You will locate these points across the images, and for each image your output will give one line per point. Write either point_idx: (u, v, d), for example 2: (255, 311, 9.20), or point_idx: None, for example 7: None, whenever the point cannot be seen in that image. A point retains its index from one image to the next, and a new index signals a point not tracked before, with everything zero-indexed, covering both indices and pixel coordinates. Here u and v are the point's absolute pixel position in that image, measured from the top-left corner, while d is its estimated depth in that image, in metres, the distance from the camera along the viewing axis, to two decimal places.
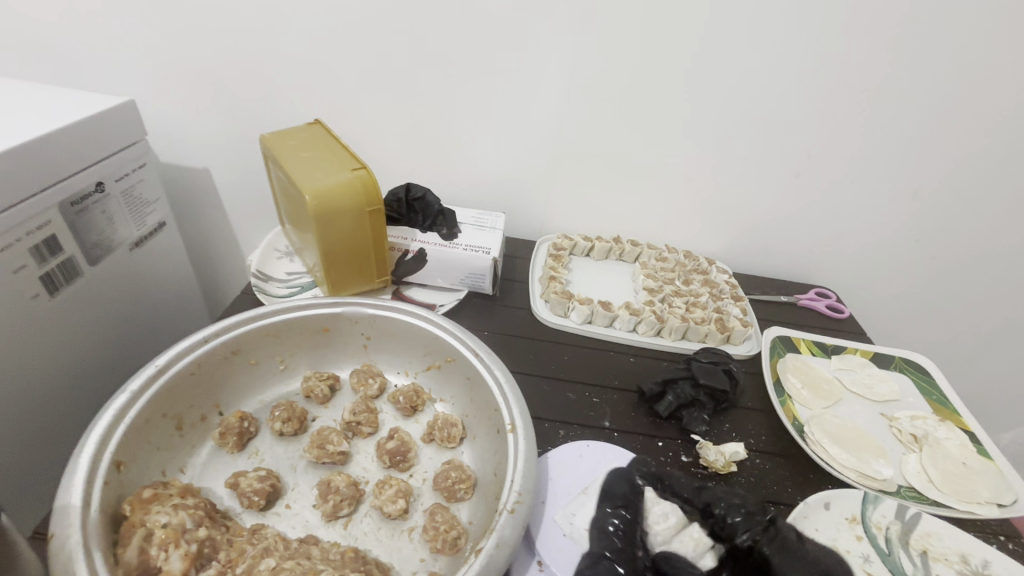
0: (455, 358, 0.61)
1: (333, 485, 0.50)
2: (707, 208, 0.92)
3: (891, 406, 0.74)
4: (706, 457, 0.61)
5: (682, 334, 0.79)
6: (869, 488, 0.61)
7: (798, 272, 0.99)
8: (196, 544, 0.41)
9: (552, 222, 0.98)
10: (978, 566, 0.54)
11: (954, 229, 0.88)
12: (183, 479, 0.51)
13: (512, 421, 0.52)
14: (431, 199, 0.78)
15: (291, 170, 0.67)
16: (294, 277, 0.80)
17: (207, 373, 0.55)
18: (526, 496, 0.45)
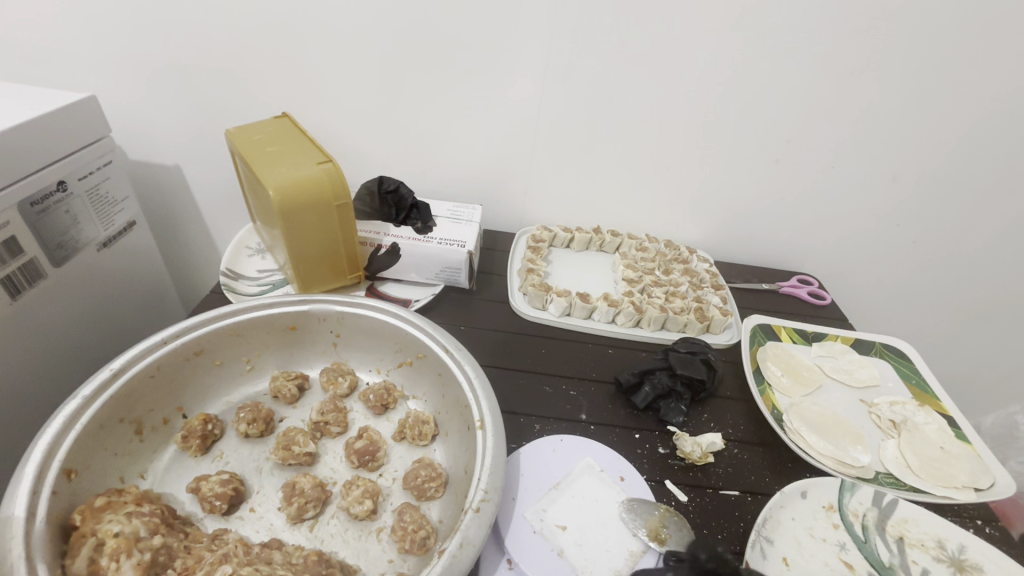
0: (426, 354, 0.60)
1: (298, 487, 0.49)
2: (688, 196, 0.91)
3: (870, 391, 0.74)
4: (683, 449, 0.60)
5: (661, 324, 0.78)
6: (846, 475, 0.61)
7: (780, 259, 0.99)
8: (151, 553, 0.40)
9: (531, 213, 0.96)
10: (955, 551, 0.54)
11: (934, 214, 0.88)
12: (144, 485, 0.49)
13: (482, 417, 0.51)
14: (404, 192, 0.78)
15: (255, 164, 0.65)
16: (266, 275, 0.78)
17: (168, 375, 0.53)
18: (492, 494, 0.44)
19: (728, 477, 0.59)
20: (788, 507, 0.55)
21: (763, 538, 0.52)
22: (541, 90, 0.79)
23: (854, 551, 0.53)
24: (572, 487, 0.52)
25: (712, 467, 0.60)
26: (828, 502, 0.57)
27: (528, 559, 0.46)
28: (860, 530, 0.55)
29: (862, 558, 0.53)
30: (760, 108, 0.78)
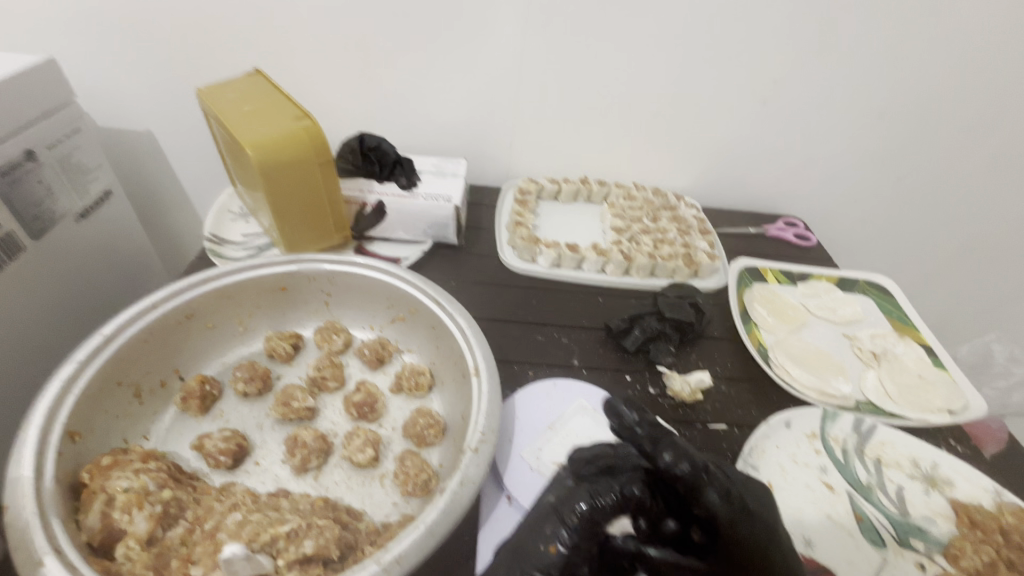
0: (418, 308, 0.60)
1: (300, 440, 0.50)
2: (676, 143, 0.90)
3: (853, 326, 0.76)
4: (672, 387, 0.62)
5: (650, 271, 0.79)
6: (828, 405, 0.63)
7: (767, 203, 0.99)
8: (161, 505, 0.41)
9: (517, 166, 0.95)
10: (928, 469, 0.57)
11: (917, 149, 0.89)
12: (147, 445, 0.50)
13: (476, 364, 0.52)
14: (386, 148, 0.75)
15: (230, 124, 0.63)
16: (251, 239, 0.77)
17: (161, 338, 0.53)
18: (490, 435, 0.46)
19: (716, 411, 0.61)
20: (772, 437, 0.58)
21: (748, 465, 0.55)
22: (522, 38, 0.77)
23: (834, 474, 0.56)
24: (566, 426, 0.54)
25: (701, 404, 0.62)
26: (810, 431, 0.59)
27: (526, 495, 0.48)
28: (840, 455, 0.58)
29: (842, 479, 0.56)
30: (747, 48, 0.77)
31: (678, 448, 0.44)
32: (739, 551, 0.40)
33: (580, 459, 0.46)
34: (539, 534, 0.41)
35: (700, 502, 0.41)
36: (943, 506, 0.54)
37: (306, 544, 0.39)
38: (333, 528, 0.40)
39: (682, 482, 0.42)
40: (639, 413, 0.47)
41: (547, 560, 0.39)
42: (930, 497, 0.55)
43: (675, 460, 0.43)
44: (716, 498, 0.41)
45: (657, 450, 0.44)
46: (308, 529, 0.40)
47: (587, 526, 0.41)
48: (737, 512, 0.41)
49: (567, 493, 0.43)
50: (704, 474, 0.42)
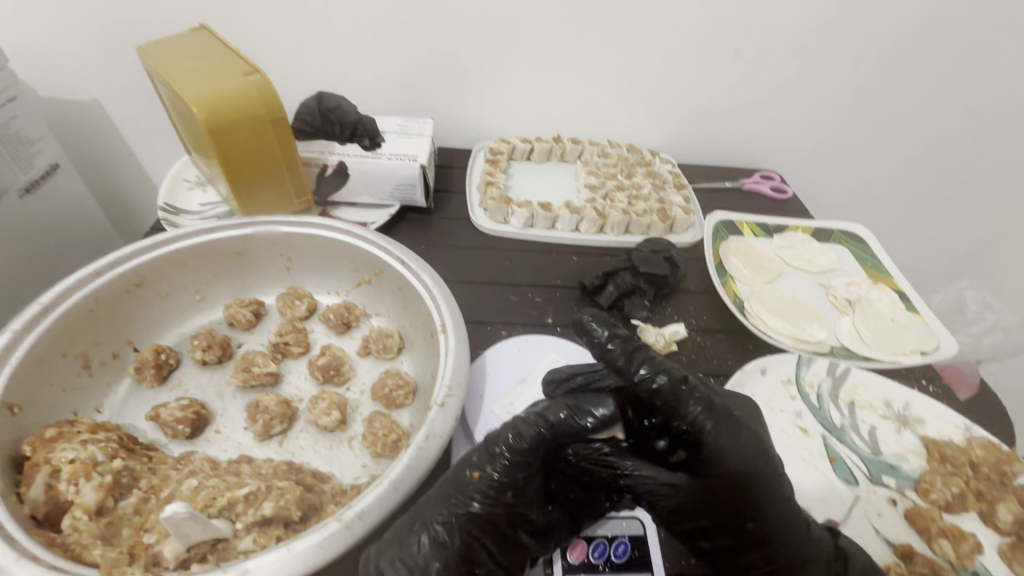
0: (383, 269, 0.58)
1: (261, 405, 0.48)
2: (651, 97, 0.87)
3: (828, 275, 0.76)
4: (647, 339, 0.61)
5: (625, 228, 0.77)
6: (804, 351, 0.63)
7: (744, 157, 0.97)
8: (111, 475, 0.39)
9: (488, 127, 0.91)
10: (900, 409, 0.57)
11: (893, 95, 0.87)
12: (101, 418, 0.48)
13: (443, 321, 0.51)
14: (347, 106, 0.71)
15: (172, 79, 0.59)
16: (209, 208, 0.73)
17: (109, 307, 0.50)
18: (456, 390, 0.45)
19: (692, 362, 0.60)
20: (747, 384, 0.57)
21: None
22: None
23: (809, 418, 0.56)
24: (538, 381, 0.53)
25: (676, 355, 0.61)
26: (786, 377, 0.59)
27: None
28: (815, 399, 0.58)
29: (817, 423, 0.56)
30: None
31: (657, 365, 0.41)
32: (721, 464, 0.39)
33: (556, 380, 0.47)
34: (467, 462, 0.42)
35: (680, 416, 0.39)
36: (914, 443, 0.55)
37: (266, 506, 0.38)
38: (294, 490, 0.39)
39: (660, 396, 0.40)
40: (611, 330, 0.45)
41: (474, 487, 0.40)
42: (902, 435, 0.55)
43: (652, 375, 0.40)
44: (695, 411, 0.39)
45: (632, 364, 0.42)
46: (268, 491, 0.39)
47: (533, 449, 0.41)
48: (717, 425, 0.39)
49: (543, 406, 0.43)
50: (681, 386, 0.40)
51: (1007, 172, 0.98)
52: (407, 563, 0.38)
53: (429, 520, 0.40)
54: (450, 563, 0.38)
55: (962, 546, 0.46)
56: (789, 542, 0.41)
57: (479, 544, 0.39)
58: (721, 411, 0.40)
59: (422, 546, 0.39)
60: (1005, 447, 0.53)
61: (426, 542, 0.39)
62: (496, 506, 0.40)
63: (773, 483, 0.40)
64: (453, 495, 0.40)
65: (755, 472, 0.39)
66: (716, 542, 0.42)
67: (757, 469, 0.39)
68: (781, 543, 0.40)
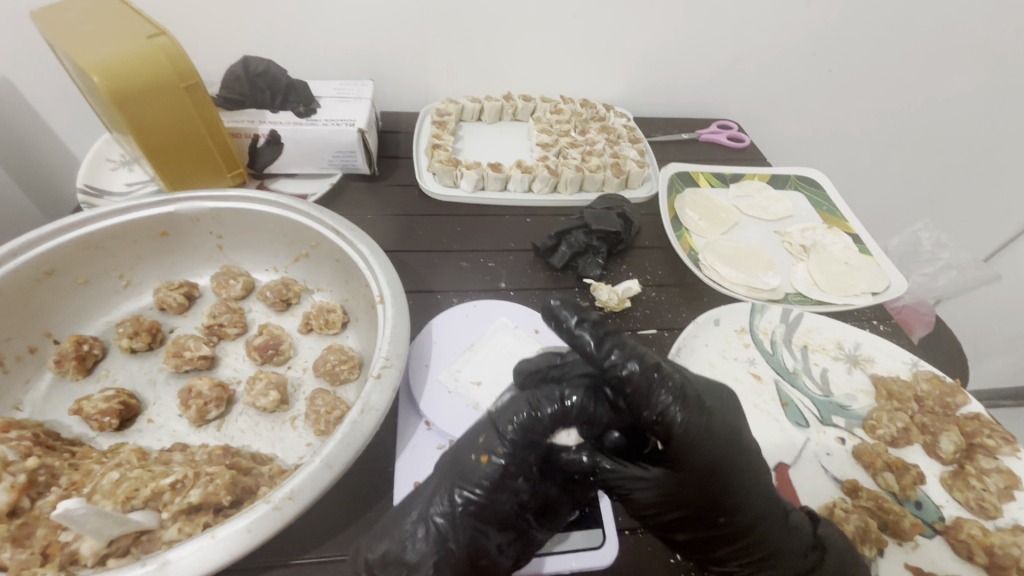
0: (319, 241, 0.55)
1: (194, 391, 0.46)
2: (602, 47, 0.82)
3: (784, 223, 0.75)
4: (600, 298, 0.60)
5: (579, 186, 0.74)
6: (758, 299, 0.63)
7: (701, 107, 0.94)
8: (26, 474, 0.37)
9: (435, 88, 0.86)
10: (852, 350, 0.58)
11: (848, 35, 0.85)
12: (21, 416, 0.45)
13: (381, 292, 0.49)
14: (276, 70, 0.66)
15: (63, 43, 0.52)
16: (136, 187, 0.67)
17: (17, 299, 0.47)
18: (394, 359, 0.43)
19: (646, 318, 0.59)
20: (701, 335, 0.57)
21: None
22: None
23: (762, 364, 0.56)
24: (486, 346, 0.52)
25: (630, 312, 0.60)
26: (739, 326, 0.59)
27: (444, 418, 0.46)
28: (768, 346, 0.58)
29: (770, 369, 0.56)
30: None
31: (625, 350, 0.37)
32: (697, 457, 0.36)
33: (528, 372, 0.43)
34: (472, 446, 0.38)
35: (651, 407, 0.35)
36: (864, 382, 0.55)
37: (192, 494, 0.36)
38: (224, 474, 0.37)
39: (630, 384, 0.36)
40: (580, 316, 0.39)
41: (481, 474, 0.36)
42: (852, 375, 0.56)
43: (621, 361, 0.36)
44: (675, 407, 0.35)
45: (602, 349, 0.37)
46: (196, 478, 0.37)
47: (523, 438, 0.37)
48: (695, 416, 0.36)
49: (506, 403, 0.39)
50: (654, 373, 0.36)
51: (961, 109, 0.98)
52: (405, 558, 0.35)
53: (428, 509, 0.36)
54: (453, 552, 0.36)
55: (905, 478, 0.47)
56: (772, 531, 0.39)
57: (486, 533, 0.37)
58: (694, 401, 0.36)
59: (417, 538, 0.36)
60: (948, 380, 0.54)
61: (422, 530, 0.36)
62: (497, 494, 0.37)
63: (749, 473, 0.38)
64: (456, 483, 0.37)
65: (729, 463, 0.37)
66: (689, 534, 0.39)
67: (732, 458, 0.37)
68: (763, 532, 0.38)
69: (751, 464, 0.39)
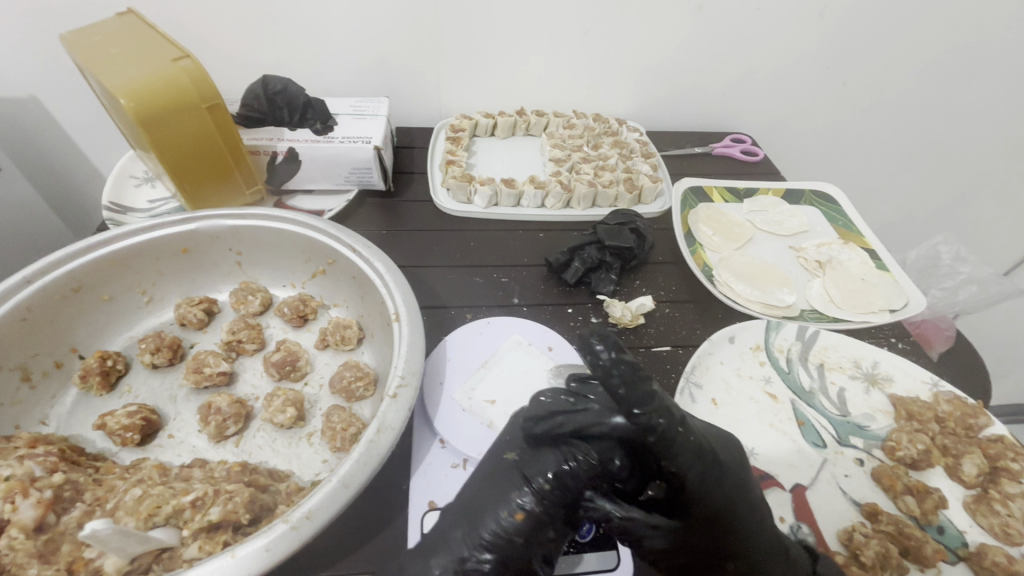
0: (336, 258, 0.56)
1: (214, 406, 0.47)
2: (614, 62, 0.83)
3: (799, 238, 0.75)
4: (613, 314, 0.60)
5: (592, 201, 0.75)
6: (773, 316, 0.63)
7: (714, 121, 0.94)
8: (52, 490, 0.37)
9: (449, 104, 0.87)
10: (869, 368, 0.57)
11: (861, 48, 0.85)
12: (47, 430, 0.47)
13: (397, 310, 0.49)
14: (295, 89, 0.67)
15: (94, 66, 0.53)
16: (159, 204, 0.69)
17: (44, 316, 0.48)
18: (409, 378, 0.43)
19: (659, 335, 0.59)
20: (716, 353, 0.56)
21: (691, 384, 0.53)
22: None
23: (778, 383, 0.56)
24: (500, 364, 0.52)
25: (644, 328, 0.60)
26: (755, 343, 0.58)
27: (458, 437, 0.46)
28: (784, 364, 0.57)
29: (786, 388, 0.55)
30: None
31: (657, 401, 0.36)
32: (699, 506, 0.38)
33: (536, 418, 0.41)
34: (501, 500, 0.38)
35: (670, 460, 0.37)
36: (883, 402, 0.55)
37: (212, 512, 0.37)
38: (243, 492, 0.38)
39: (655, 435, 0.36)
40: (618, 353, 0.35)
41: (507, 526, 0.37)
42: (870, 395, 0.55)
43: (651, 413, 0.35)
44: (687, 459, 0.37)
45: (633, 395, 0.35)
46: (216, 496, 0.38)
47: (555, 492, 0.38)
48: (703, 466, 0.38)
49: (533, 457, 0.40)
50: (681, 428, 0.37)
51: (980, 121, 0.96)
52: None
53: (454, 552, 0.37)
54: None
55: (927, 502, 0.46)
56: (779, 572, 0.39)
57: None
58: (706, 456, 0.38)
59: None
60: (970, 401, 0.53)
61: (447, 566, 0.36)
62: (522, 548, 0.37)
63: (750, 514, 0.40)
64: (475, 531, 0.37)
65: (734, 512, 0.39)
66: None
67: (734, 508, 0.39)
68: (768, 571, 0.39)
69: (749, 504, 0.40)
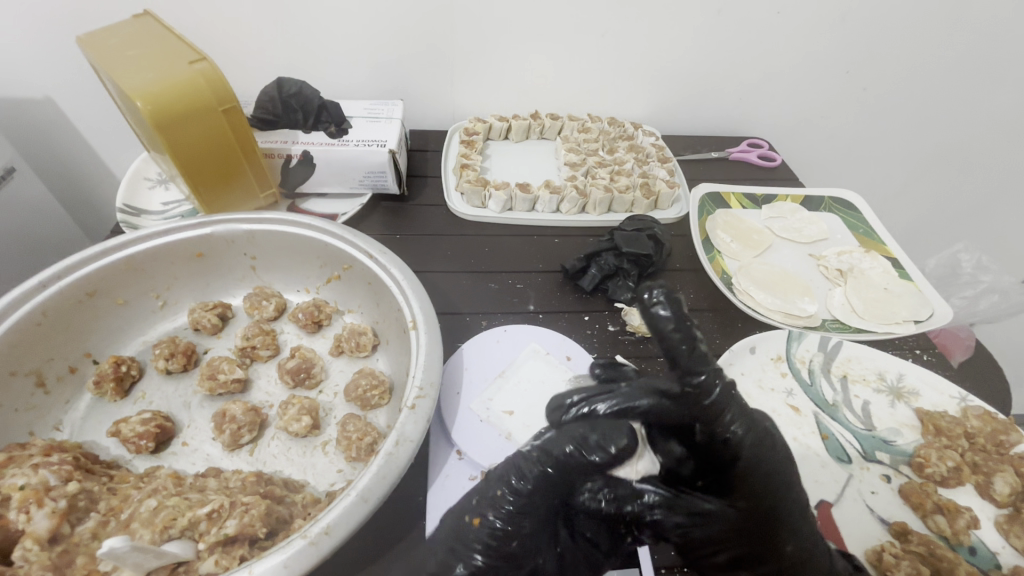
0: (352, 264, 0.55)
1: (228, 414, 0.46)
2: (631, 65, 0.82)
3: (819, 245, 0.74)
4: (632, 323, 0.59)
5: (607, 206, 0.74)
6: (794, 326, 0.62)
7: (730, 125, 0.93)
8: (66, 500, 0.37)
9: (462, 107, 0.87)
10: (894, 381, 0.56)
11: (882, 52, 0.83)
12: (60, 436, 0.46)
13: (413, 317, 0.48)
14: (309, 91, 0.67)
15: (111, 69, 0.53)
16: (172, 207, 0.68)
17: (59, 320, 0.48)
18: (428, 389, 0.43)
19: None
20: (736, 363, 0.55)
21: None
22: None
23: (801, 396, 0.54)
24: (517, 373, 0.52)
25: None
26: (776, 354, 0.57)
27: (476, 448, 0.46)
28: (806, 375, 0.56)
29: (809, 400, 0.54)
30: None
31: (710, 365, 0.36)
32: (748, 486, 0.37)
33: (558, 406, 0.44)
34: (487, 497, 0.39)
35: (721, 425, 0.37)
36: (908, 416, 0.53)
37: (229, 524, 0.36)
38: (260, 504, 0.37)
39: (710, 398, 0.36)
40: (678, 313, 0.34)
41: (473, 536, 0.37)
42: (895, 408, 0.54)
43: (709, 377, 0.36)
44: (738, 426, 0.37)
45: (693, 359, 0.35)
46: (232, 508, 0.37)
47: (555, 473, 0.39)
48: (753, 436, 0.38)
49: (545, 442, 0.40)
50: (731, 391, 0.37)
51: (1003, 127, 0.95)
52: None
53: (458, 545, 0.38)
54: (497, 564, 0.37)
55: (959, 522, 0.45)
56: None
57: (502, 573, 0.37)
58: (758, 430, 0.38)
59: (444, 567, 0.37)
60: (1000, 416, 0.51)
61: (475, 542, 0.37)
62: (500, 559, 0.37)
63: (797, 498, 0.38)
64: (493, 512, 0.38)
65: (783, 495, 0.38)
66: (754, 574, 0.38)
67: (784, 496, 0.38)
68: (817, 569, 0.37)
69: (800, 483, 0.39)
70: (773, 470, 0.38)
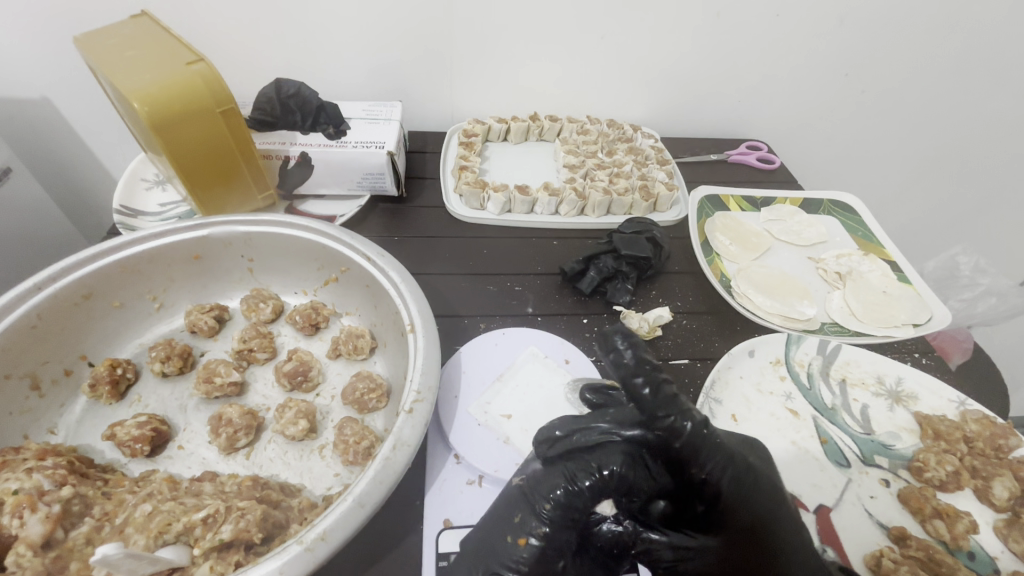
0: (349, 267, 0.55)
1: (224, 418, 0.46)
2: (630, 67, 0.82)
3: (818, 248, 0.74)
4: (631, 326, 0.59)
5: (606, 209, 0.73)
6: (793, 329, 0.61)
7: (729, 127, 0.93)
8: (60, 505, 0.37)
9: (461, 108, 0.86)
10: (893, 385, 0.56)
11: (881, 55, 0.83)
12: (55, 439, 0.46)
13: (411, 320, 0.48)
14: (307, 92, 0.66)
15: (107, 69, 0.53)
16: (169, 208, 0.68)
17: (54, 323, 0.48)
18: (426, 393, 0.42)
19: (677, 347, 0.58)
20: (735, 367, 0.55)
21: (711, 400, 0.52)
22: None
23: (800, 400, 0.54)
24: (516, 377, 0.51)
25: (661, 340, 0.59)
26: (775, 357, 0.57)
27: (474, 452, 0.45)
28: (805, 379, 0.56)
29: (807, 404, 0.54)
30: None
31: (679, 405, 0.37)
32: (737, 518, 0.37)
33: (548, 439, 0.40)
34: (508, 525, 0.37)
35: (697, 465, 0.37)
36: (907, 420, 0.53)
37: (224, 530, 0.36)
38: (256, 509, 0.37)
39: (681, 439, 0.36)
40: (638, 352, 0.37)
41: (518, 556, 0.36)
42: (894, 412, 0.54)
43: (676, 415, 0.36)
44: (717, 465, 0.37)
45: (655, 399, 0.36)
46: (228, 513, 0.37)
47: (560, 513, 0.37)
48: (734, 473, 0.37)
49: (538, 477, 0.39)
50: (704, 431, 0.37)
51: (1001, 130, 0.95)
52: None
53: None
54: None
55: (958, 527, 0.45)
56: None
57: None
58: (739, 466, 0.38)
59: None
60: (999, 420, 0.51)
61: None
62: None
63: (786, 518, 0.38)
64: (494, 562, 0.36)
65: (775, 519, 0.37)
66: None
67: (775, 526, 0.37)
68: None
69: (790, 516, 0.38)
70: (760, 507, 0.37)
